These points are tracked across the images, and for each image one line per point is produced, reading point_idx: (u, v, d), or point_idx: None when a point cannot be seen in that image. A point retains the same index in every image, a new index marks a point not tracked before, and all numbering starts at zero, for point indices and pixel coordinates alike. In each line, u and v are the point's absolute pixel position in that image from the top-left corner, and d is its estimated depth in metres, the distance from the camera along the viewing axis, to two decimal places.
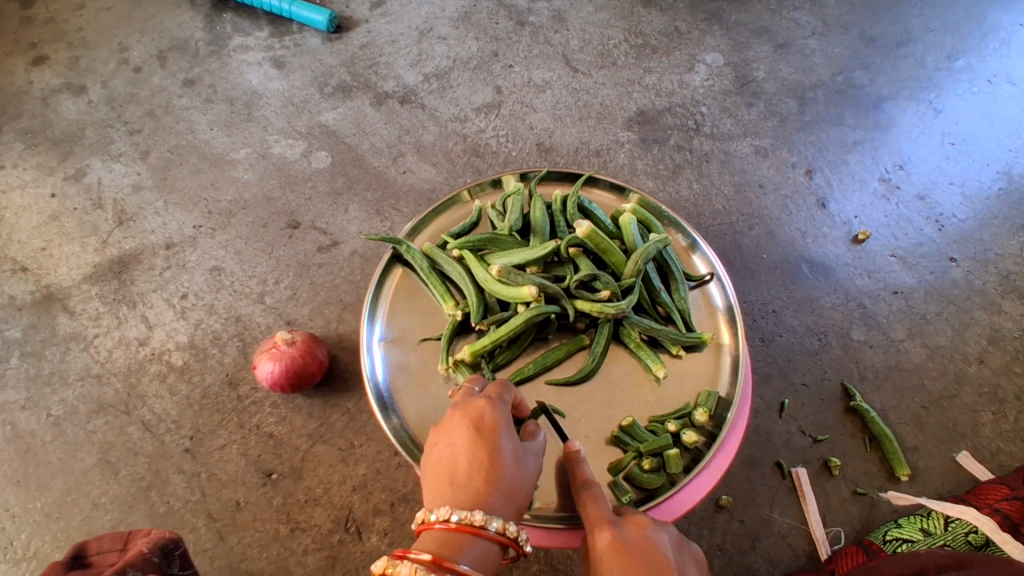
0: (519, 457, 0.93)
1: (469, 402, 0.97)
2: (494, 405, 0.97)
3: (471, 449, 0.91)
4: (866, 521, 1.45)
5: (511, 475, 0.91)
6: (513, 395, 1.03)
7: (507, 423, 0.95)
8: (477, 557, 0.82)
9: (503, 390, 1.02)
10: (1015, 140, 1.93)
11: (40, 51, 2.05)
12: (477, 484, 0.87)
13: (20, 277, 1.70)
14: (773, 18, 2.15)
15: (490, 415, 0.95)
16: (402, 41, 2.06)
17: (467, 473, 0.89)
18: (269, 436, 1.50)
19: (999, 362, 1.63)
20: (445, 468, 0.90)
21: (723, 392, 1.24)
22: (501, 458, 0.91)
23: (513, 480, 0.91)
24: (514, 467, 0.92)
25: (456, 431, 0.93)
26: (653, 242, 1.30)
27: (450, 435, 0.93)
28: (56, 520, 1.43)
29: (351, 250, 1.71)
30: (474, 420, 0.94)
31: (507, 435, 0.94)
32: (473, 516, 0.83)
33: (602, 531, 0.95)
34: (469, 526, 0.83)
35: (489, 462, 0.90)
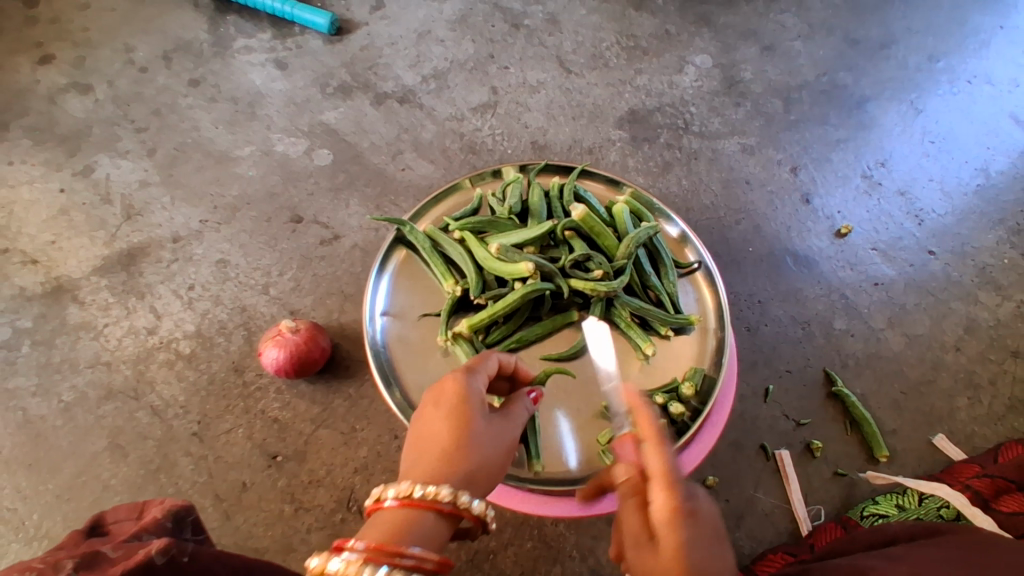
0: (490, 433, 0.96)
1: (444, 379, 1.01)
2: (470, 381, 1.00)
3: (434, 426, 0.94)
4: (846, 500, 1.52)
5: (472, 449, 0.93)
6: (487, 374, 1.04)
7: (467, 401, 0.96)
8: (425, 536, 0.82)
9: (482, 366, 1.04)
10: (992, 138, 2.01)
11: (47, 50, 2.11)
12: (444, 457, 0.90)
13: (30, 269, 1.75)
14: (760, 22, 2.22)
15: (462, 389, 0.98)
16: (402, 42, 2.12)
17: (436, 448, 0.92)
18: (273, 421, 1.55)
19: (975, 350, 1.70)
20: (418, 443, 0.94)
21: (708, 369, 1.32)
22: (471, 432, 0.94)
23: (481, 455, 0.93)
24: (485, 442, 0.95)
25: (431, 407, 0.97)
26: (643, 228, 1.39)
27: (425, 411, 0.97)
28: (67, 501, 1.49)
29: (352, 243, 1.77)
30: (437, 402, 0.97)
31: (465, 413, 0.95)
32: (428, 491, 0.84)
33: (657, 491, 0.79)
34: (421, 502, 0.83)
35: (458, 436, 0.93)
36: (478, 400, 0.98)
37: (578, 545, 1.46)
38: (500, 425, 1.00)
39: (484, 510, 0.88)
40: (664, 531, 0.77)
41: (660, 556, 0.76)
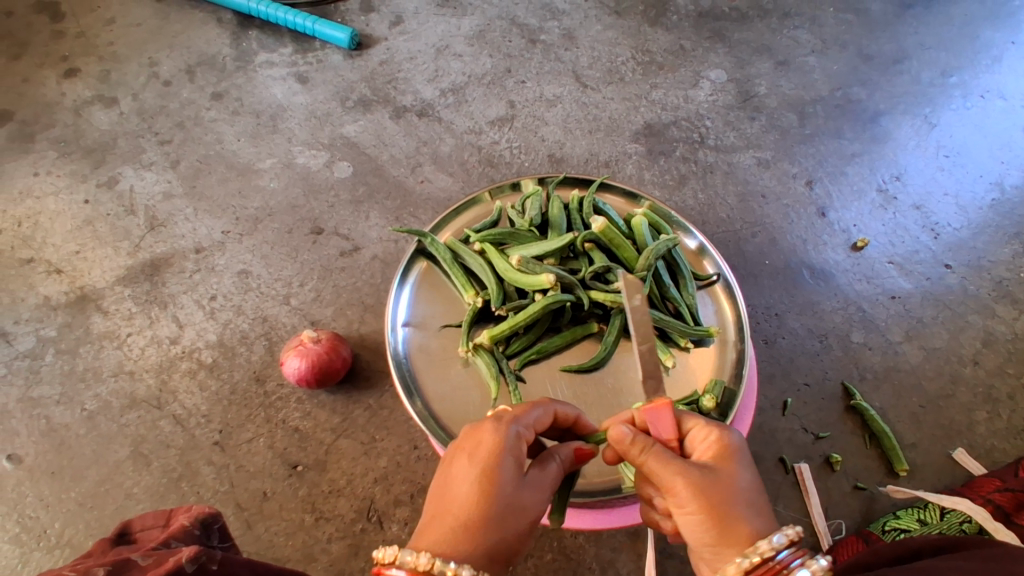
0: (521, 499, 0.88)
1: (481, 424, 0.92)
2: (509, 433, 0.90)
3: (462, 480, 0.87)
4: (866, 514, 1.52)
5: (498, 516, 0.85)
6: (531, 426, 0.95)
7: (503, 459, 0.88)
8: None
9: (526, 416, 0.95)
10: (1006, 152, 2.02)
11: (73, 64, 2.15)
12: (468, 524, 0.83)
13: (55, 279, 1.78)
14: (774, 37, 2.25)
15: (499, 443, 0.89)
16: (420, 57, 2.16)
17: (461, 513, 0.84)
18: (294, 431, 1.57)
19: (993, 363, 1.70)
20: (445, 500, 0.86)
21: (728, 381, 1.33)
22: (502, 500, 0.86)
23: (507, 526, 0.86)
24: (517, 512, 0.87)
25: (464, 461, 0.89)
26: (663, 241, 1.40)
27: (459, 463, 0.89)
28: (91, 509, 1.50)
29: (372, 255, 1.79)
30: (472, 451, 0.89)
31: (500, 473, 0.87)
32: (447, 568, 0.79)
33: (709, 434, 0.89)
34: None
35: (486, 502, 0.85)
36: (515, 456, 0.89)
37: (598, 558, 1.46)
38: (532, 487, 0.91)
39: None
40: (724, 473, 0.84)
41: (723, 476, 0.84)
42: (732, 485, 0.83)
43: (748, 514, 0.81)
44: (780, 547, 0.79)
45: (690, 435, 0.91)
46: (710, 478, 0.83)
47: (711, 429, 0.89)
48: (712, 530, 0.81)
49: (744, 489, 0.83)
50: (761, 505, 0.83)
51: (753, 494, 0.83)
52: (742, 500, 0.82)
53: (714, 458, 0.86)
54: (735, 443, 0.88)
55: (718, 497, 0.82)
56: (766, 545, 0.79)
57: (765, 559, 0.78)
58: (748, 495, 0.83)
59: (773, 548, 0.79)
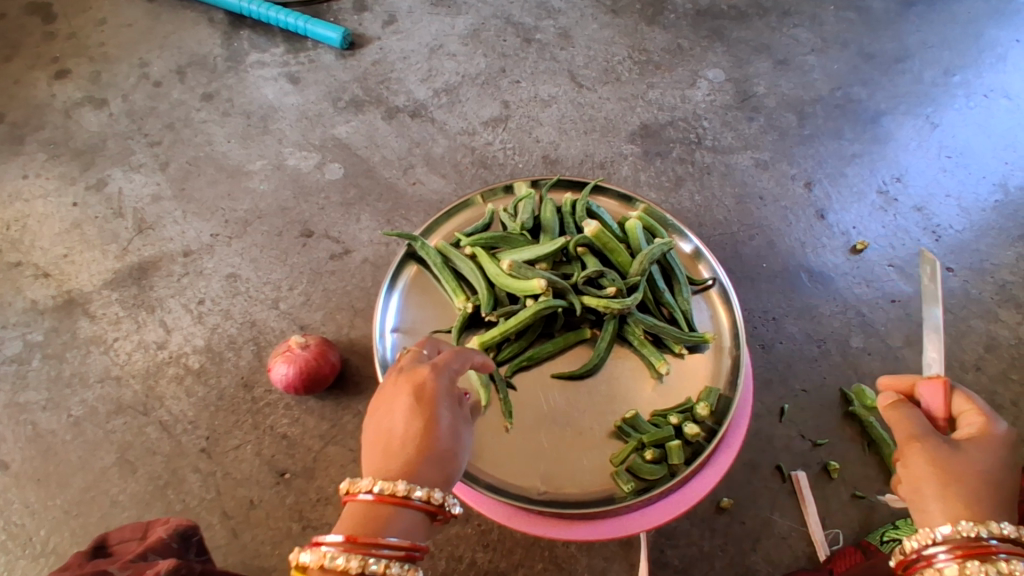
0: (454, 427, 0.94)
1: (414, 368, 0.97)
2: (436, 374, 0.96)
3: (407, 418, 0.91)
4: (865, 524, 1.49)
5: (442, 442, 0.91)
6: (468, 360, 1.01)
7: (443, 394, 0.95)
8: (398, 525, 0.84)
9: (456, 357, 1.00)
10: (1010, 153, 1.98)
11: (64, 65, 2.13)
12: (406, 455, 0.89)
13: (43, 282, 1.76)
14: (773, 36, 2.21)
15: (432, 384, 0.94)
16: (414, 57, 2.13)
17: (400, 446, 0.90)
18: (282, 437, 1.54)
19: (996, 369, 1.67)
20: (382, 439, 0.91)
21: (723, 389, 1.30)
22: (435, 430, 0.91)
23: (444, 451, 0.91)
24: (451, 436, 0.93)
25: (396, 401, 0.93)
26: (657, 245, 1.37)
27: (388, 405, 0.93)
28: (75, 517, 1.47)
29: (362, 258, 1.77)
30: (414, 389, 0.94)
31: (443, 406, 0.93)
32: (394, 487, 0.84)
33: (977, 419, 0.88)
34: (391, 497, 0.84)
35: (421, 434, 0.90)
36: (449, 390, 0.96)
37: (590, 568, 1.43)
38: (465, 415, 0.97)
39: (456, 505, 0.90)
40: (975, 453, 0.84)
41: (969, 458, 0.84)
42: (982, 473, 0.83)
43: (984, 500, 0.81)
44: (995, 535, 0.78)
45: (958, 418, 0.91)
46: (953, 455, 0.84)
47: (977, 416, 0.89)
48: (932, 495, 0.83)
49: (1002, 480, 0.83)
50: (1000, 498, 0.82)
51: (996, 483, 0.83)
52: (987, 487, 0.82)
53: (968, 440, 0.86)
54: (1005, 437, 0.86)
55: (979, 479, 0.82)
56: (997, 526, 0.78)
57: (986, 542, 0.78)
58: (997, 481, 0.83)
59: (998, 533, 0.78)
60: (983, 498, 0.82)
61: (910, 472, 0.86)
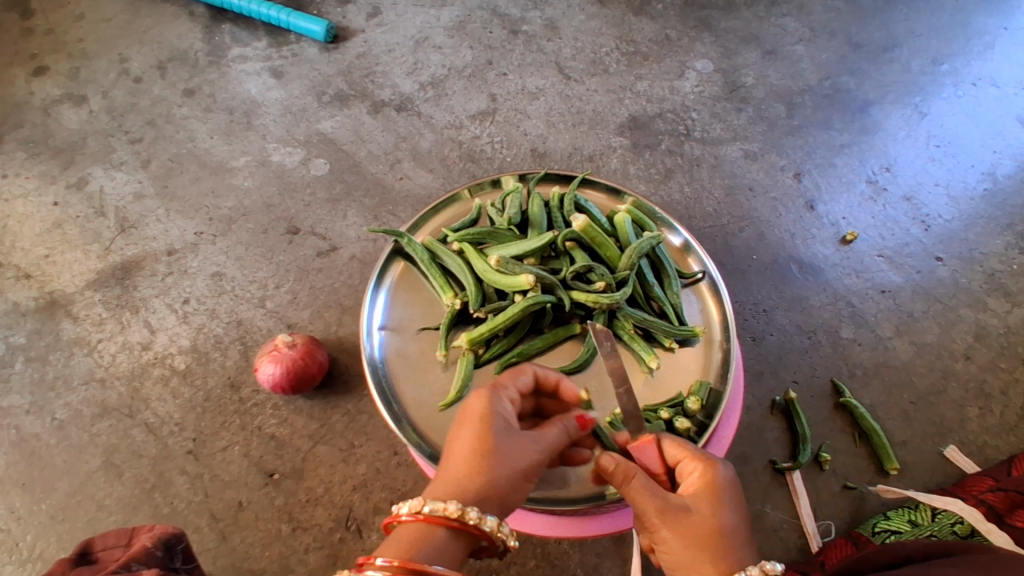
0: (519, 454, 0.92)
1: (478, 396, 0.97)
2: (498, 402, 0.96)
3: (455, 440, 0.92)
4: (856, 515, 1.49)
5: (496, 461, 0.90)
6: (513, 390, 1.02)
7: (494, 411, 0.94)
8: (443, 548, 0.83)
9: (514, 386, 1.01)
10: (998, 141, 1.98)
11: (42, 62, 2.09)
12: (465, 484, 0.88)
13: (24, 284, 1.72)
14: (761, 26, 2.20)
15: (480, 405, 0.95)
16: (399, 50, 2.10)
17: (459, 474, 0.89)
18: (270, 437, 1.52)
19: (985, 358, 1.67)
20: (443, 465, 0.91)
21: (714, 383, 1.29)
22: (495, 459, 0.90)
23: (504, 482, 0.90)
24: (509, 466, 0.91)
25: (457, 430, 0.93)
26: (646, 238, 1.36)
27: (451, 433, 0.94)
28: (61, 521, 1.45)
29: (349, 255, 1.75)
30: (464, 414, 0.95)
31: (495, 422, 0.93)
32: (442, 507, 0.84)
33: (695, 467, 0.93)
34: (438, 518, 0.83)
35: (480, 462, 0.89)
36: (503, 410, 0.96)
37: (583, 564, 1.43)
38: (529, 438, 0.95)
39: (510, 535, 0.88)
40: (707, 510, 0.88)
41: (701, 517, 0.88)
42: (715, 521, 0.88)
43: (725, 552, 0.86)
44: None
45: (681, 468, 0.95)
46: (688, 519, 0.88)
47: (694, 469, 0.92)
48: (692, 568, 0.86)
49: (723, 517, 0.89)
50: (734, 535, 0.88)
51: (729, 532, 0.87)
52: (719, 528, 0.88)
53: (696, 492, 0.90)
54: (723, 478, 0.91)
55: (717, 534, 0.87)
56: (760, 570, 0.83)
57: None
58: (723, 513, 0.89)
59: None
60: (718, 549, 0.86)
61: (661, 540, 0.89)
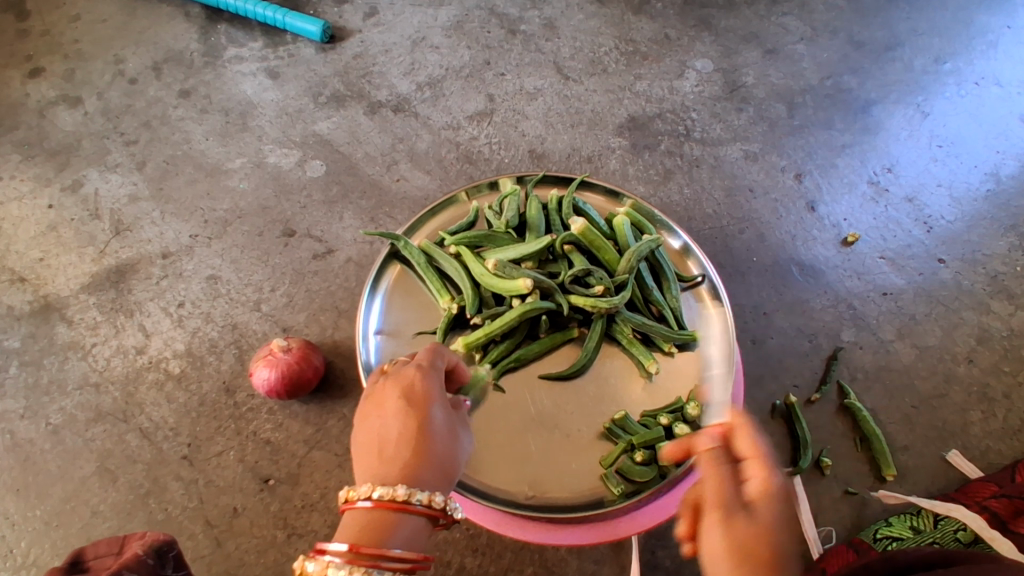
0: (449, 428, 0.94)
1: (402, 372, 0.97)
2: (423, 373, 0.97)
3: (396, 422, 0.91)
4: (857, 521, 1.48)
5: (438, 443, 0.91)
6: (446, 359, 1.03)
7: (436, 393, 0.96)
8: (400, 534, 0.82)
9: (436, 356, 1.02)
10: (1001, 141, 1.96)
11: (37, 63, 2.07)
12: (404, 455, 0.88)
13: (19, 287, 1.71)
14: (762, 25, 2.18)
15: (420, 386, 0.95)
16: (396, 50, 2.08)
17: (396, 446, 0.89)
18: (266, 443, 1.51)
19: (988, 361, 1.66)
20: (375, 442, 0.90)
21: (714, 388, 1.27)
22: (429, 428, 0.91)
23: (439, 451, 0.91)
24: (443, 435, 0.93)
25: (385, 405, 0.93)
26: (645, 242, 1.34)
27: (379, 409, 0.93)
28: (55, 527, 1.44)
29: (346, 257, 1.73)
30: (405, 392, 0.94)
31: (437, 406, 0.94)
32: (395, 492, 0.82)
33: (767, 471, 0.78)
34: (392, 503, 0.82)
35: (415, 431, 0.90)
36: (440, 391, 0.97)
37: (581, 570, 1.42)
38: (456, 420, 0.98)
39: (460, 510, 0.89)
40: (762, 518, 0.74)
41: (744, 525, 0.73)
42: (758, 524, 0.73)
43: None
44: None
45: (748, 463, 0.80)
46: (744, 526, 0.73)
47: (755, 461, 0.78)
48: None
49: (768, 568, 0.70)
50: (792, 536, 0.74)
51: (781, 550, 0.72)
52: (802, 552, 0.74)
53: (755, 499, 0.76)
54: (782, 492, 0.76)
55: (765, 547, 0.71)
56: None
57: None
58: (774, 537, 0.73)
59: None
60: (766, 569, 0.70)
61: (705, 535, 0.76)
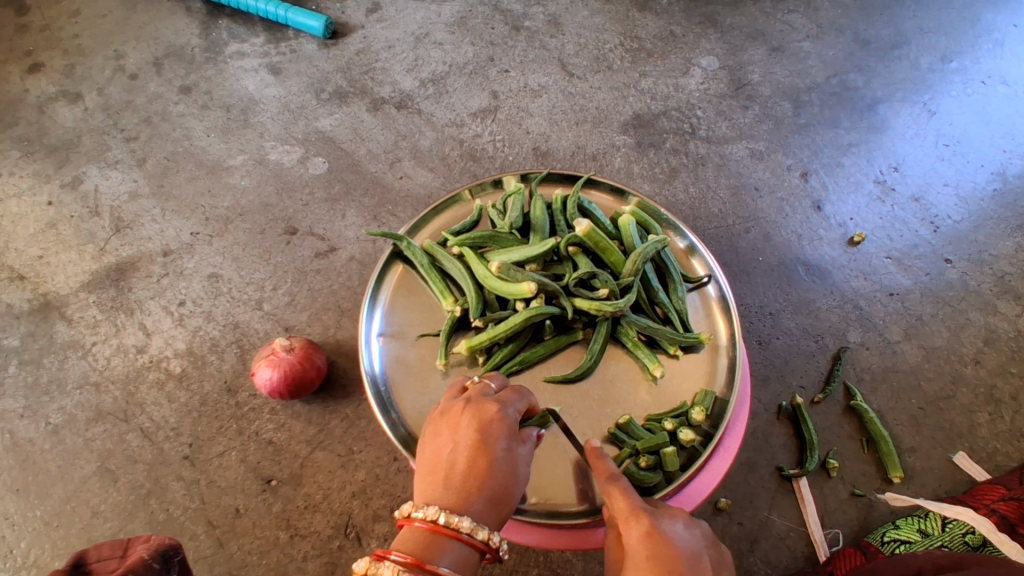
0: (518, 466, 0.94)
1: (482, 402, 0.98)
2: (502, 409, 0.98)
3: (465, 450, 0.91)
4: (864, 523, 1.47)
5: (504, 480, 0.91)
6: (525, 400, 1.04)
7: (511, 429, 0.96)
8: (454, 560, 0.82)
9: (516, 396, 1.03)
10: (1008, 141, 1.95)
11: (36, 58, 2.05)
12: (467, 487, 0.88)
13: (18, 285, 1.69)
14: (767, 22, 2.16)
15: (497, 419, 0.96)
16: (399, 46, 2.06)
17: (461, 476, 0.89)
18: (268, 443, 1.50)
19: (995, 362, 1.64)
20: (440, 465, 0.91)
21: (719, 392, 1.26)
22: (497, 465, 0.91)
23: (501, 491, 0.91)
24: (509, 474, 0.93)
25: (459, 429, 0.94)
26: (651, 242, 1.32)
27: (450, 432, 0.94)
28: (56, 528, 1.43)
29: (348, 256, 1.72)
30: (481, 422, 0.95)
31: (510, 441, 0.95)
32: (456, 521, 0.83)
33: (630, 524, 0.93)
34: (451, 530, 0.83)
35: (482, 466, 0.91)
36: (516, 427, 0.98)
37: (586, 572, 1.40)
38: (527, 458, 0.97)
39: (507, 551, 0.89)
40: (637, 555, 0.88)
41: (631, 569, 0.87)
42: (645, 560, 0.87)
43: None
44: None
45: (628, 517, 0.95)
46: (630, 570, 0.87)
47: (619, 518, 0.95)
48: None
49: None
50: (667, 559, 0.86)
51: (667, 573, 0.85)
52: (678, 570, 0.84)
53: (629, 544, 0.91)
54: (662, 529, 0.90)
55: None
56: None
57: None
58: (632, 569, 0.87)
59: None
60: None
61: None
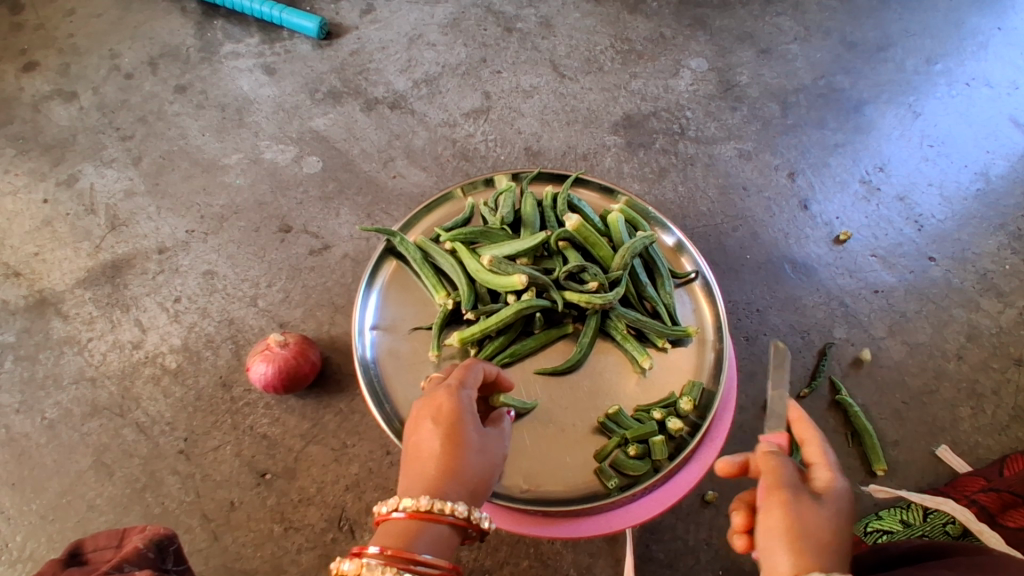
0: (480, 442, 0.97)
1: (438, 389, 1.00)
2: (456, 393, 0.99)
3: (425, 440, 0.95)
4: None
5: (469, 461, 0.94)
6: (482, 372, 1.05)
7: (467, 410, 0.98)
8: (435, 543, 0.87)
9: (472, 371, 1.04)
10: (991, 142, 1.99)
11: (31, 57, 2.07)
12: (443, 474, 0.92)
13: (13, 282, 1.71)
14: (756, 24, 2.19)
15: (451, 403, 0.97)
16: (393, 47, 2.09)
17: (424, 464, 0.93)
18: (262, 437, 1.52)
19: (977, 358, 1.68)
20: (415, 458, 0.95)
21: (706, 383, 1.29)
22: (458, 446, 0.94)
23: (474, 467, 0.94)
24: (481, 451, 0.96)
25: (423, 422, 0.96)
26: (639, 238, 1.36)
27: (412, 425, 0.98)
28: (51, 522, 1.44)
29: (342, 253, 1.74)
30: (435, 411, 0.97)
31: (468, 422, 0.97)
32: (430, 505, 0.87)
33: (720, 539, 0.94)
34: (426, 514, 0.87)
35: (451, 450, 0.94)
36: (474, 409, 1.00)
37: (576, 564, 1.43)
38: (491, 438, 0.99)
39: (488, 520, 0.92)
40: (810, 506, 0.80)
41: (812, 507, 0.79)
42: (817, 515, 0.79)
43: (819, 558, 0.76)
44: None
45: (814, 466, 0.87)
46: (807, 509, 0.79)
47: (771, 504, 0.81)
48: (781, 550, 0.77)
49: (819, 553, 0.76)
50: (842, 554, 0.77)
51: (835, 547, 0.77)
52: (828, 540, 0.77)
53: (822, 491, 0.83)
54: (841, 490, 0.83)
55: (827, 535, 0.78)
56: None
57: None
58: (800, 551, 0.76)
59: None
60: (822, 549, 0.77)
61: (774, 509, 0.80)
